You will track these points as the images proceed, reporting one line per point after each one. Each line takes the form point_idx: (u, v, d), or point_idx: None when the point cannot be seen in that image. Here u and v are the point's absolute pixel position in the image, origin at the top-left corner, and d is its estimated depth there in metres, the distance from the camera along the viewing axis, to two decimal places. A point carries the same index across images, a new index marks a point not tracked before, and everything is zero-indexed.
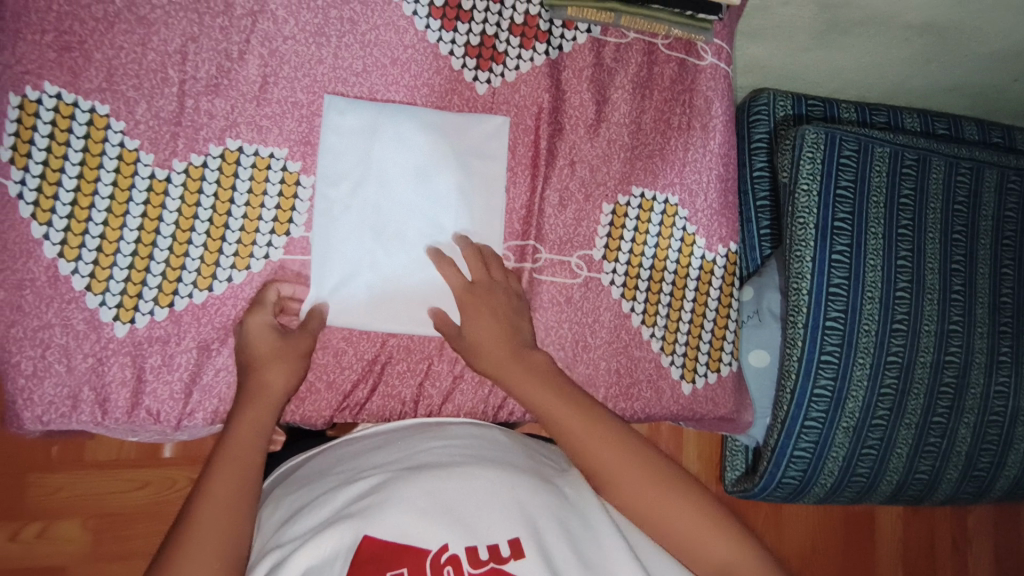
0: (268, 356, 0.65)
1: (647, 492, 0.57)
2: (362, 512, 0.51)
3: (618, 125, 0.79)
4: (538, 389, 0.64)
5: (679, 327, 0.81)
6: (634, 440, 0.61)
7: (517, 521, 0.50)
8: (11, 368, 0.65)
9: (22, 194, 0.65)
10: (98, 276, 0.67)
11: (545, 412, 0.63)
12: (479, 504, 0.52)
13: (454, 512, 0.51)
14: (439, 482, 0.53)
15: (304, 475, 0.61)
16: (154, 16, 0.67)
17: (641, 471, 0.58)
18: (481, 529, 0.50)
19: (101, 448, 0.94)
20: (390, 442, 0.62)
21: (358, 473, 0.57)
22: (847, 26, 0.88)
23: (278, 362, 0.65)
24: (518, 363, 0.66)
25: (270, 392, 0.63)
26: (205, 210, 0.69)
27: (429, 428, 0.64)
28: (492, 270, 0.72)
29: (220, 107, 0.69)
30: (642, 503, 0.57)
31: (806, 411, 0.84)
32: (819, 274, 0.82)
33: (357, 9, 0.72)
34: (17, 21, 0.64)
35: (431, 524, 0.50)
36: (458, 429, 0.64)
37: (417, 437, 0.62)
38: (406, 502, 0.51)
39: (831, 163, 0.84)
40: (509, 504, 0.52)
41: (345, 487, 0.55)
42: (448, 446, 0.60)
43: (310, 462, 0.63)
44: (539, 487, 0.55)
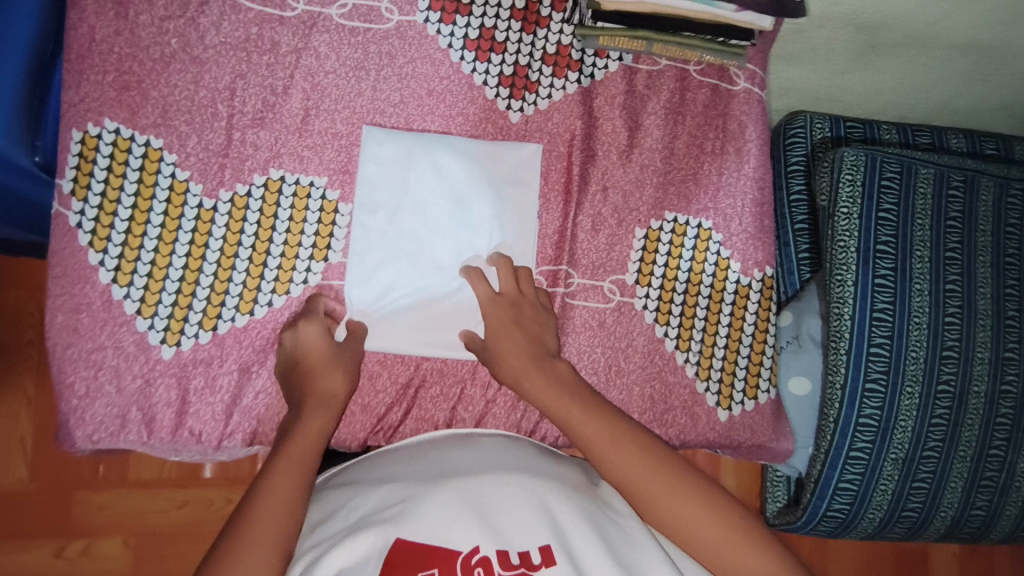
0: (324, 366, 0.67)
1: (676, 509, 0.57)
2: (394, 516, 0.51)
3: (651, 150, 0.79)
4: (559, 401, 0.64)
5: (714, 352, 0.80)
6: (661, 454, 0.60)
7: (548, 527, 0.51)
8: (66, 388, 0.68)
9: (81, 224, 0.69)
10: (148, 300, 0.70)
11: (564, 419, 0.63)
12: (511, 511, 0.52)
13: (487, 518, 0.51)
14: (471, 488, 0.54)
15: (338, 481, 0.62)
16: (206, 55, 0.71)
17: (669, 486, 0.58)
18: (512, 536, 0.50)
19: (144, 466, 0.97)
20: (421, 453, 0.63)
21: (389, 478, 0.58)
22: (886, 48, 0.87)
23: (332, 369, 0.67)
24: (539, 372, 0.66)
25: (334, 398, 0.65)
26: (248, 237, 0.72)
27: (461, 438, 0.65)
28: (525, 282, 0.73)
29: (265, 139, 0.72)
30: (672, 521, 0.57)
31: (851, 441, 0.81)
32: (862, 298, 0.80)
33: (395, 44, 0.75)
34: (81, 62, 0.68)
35: (463, 527, 0.50)
36: (488, 439, 0.64)
37: (448, 446, 0.63)
38: (439, 507, 0.52)
39: (872, 185, 0.83)
40: (540, 513, 0.52)
41: (377, 490, 0.56)
42: (480, 455, 0.60)
43: (343, 471, 0.64)
44: (572, 494, 0.55)
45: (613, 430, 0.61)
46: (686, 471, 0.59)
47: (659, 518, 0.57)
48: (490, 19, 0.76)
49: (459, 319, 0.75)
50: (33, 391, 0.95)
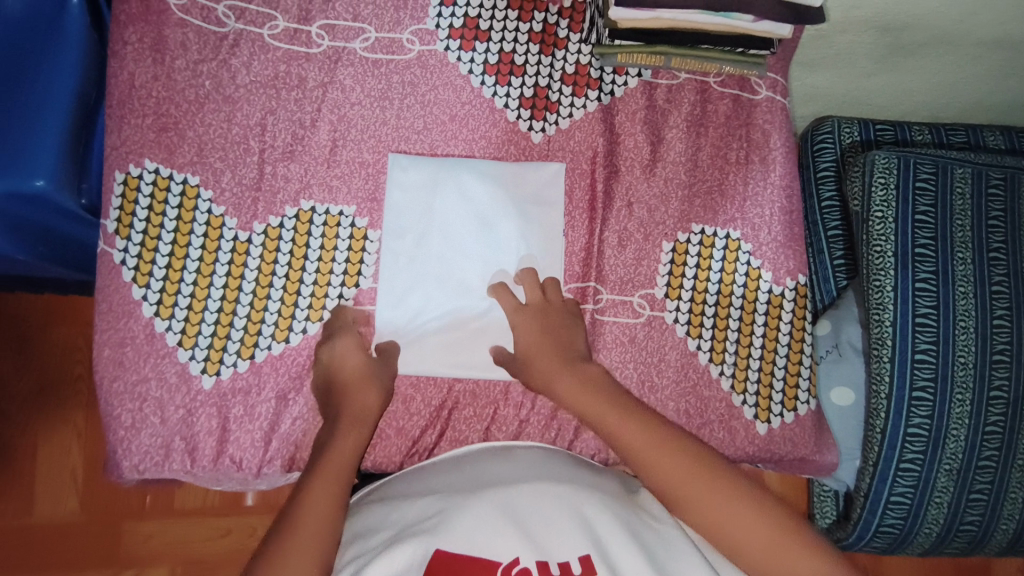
0: (359, 382, 0.68)
1: (725, 515, 0.55)
2: (432, 528, 0.51)
3: (674, 163, 0.79)
4: (597, 407, 0.63)
5: (750, 364, 0.79)
6: (705, 457, 0.59)
7: (586, 538, 0.50)
8: (113, 420, 0.70)
9: (124, 260, 0.71)
10: (189, 332, 0.72)
11: (599, 420, 0.63)
12: (549, 521, 0.51)
13: (525, 529, 0.51)
14: (508, 499, 0.53)
15: (376, 496, 0.62)
16: (238, 94, 0.74)
17: (715, 491, 0.56)
18: (551, 546, 0.50)
19: (188, 495, 0.99)
20: (457, 467, 0.63)
21: (426, 492, 0.58)
22: (912, 48, 0.86)
23: (367, 384, 0.68)
24: (575, 379, 0.66)
25: (369, 412, 0.66)
26: (282, 266, 0.74)
27: (495, 451, 0.65)
28: (549, 293, 0.75)
29: (295, 171, 0.75)
30: (721, 527, 0.55)
31: (901, 452, 0.78)
32: (903, 303, 0.78)
33: (417, 73, 0.77)
34: (122, 107, 0.72)
35: (502, 538, 0.50)
36: (524, 452, 0.64)
37: (484, 459, 0.63)
38: (476, 518, 0.51)
39: (907, 187, 0.81)
40: (578, 523, 0.51)
41: (414, 504, 0.56)
42: (514, 468, 0.60)
43: (380, 487, 0.64)
44: (609, 503, 0.55)
45: (648, 430, 0.60)
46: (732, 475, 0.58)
47: (708, 525, 0.55)
48: (509, 43, 0.78)
49: (490, 337, 0.75)
50: (83, 424, 0.98)
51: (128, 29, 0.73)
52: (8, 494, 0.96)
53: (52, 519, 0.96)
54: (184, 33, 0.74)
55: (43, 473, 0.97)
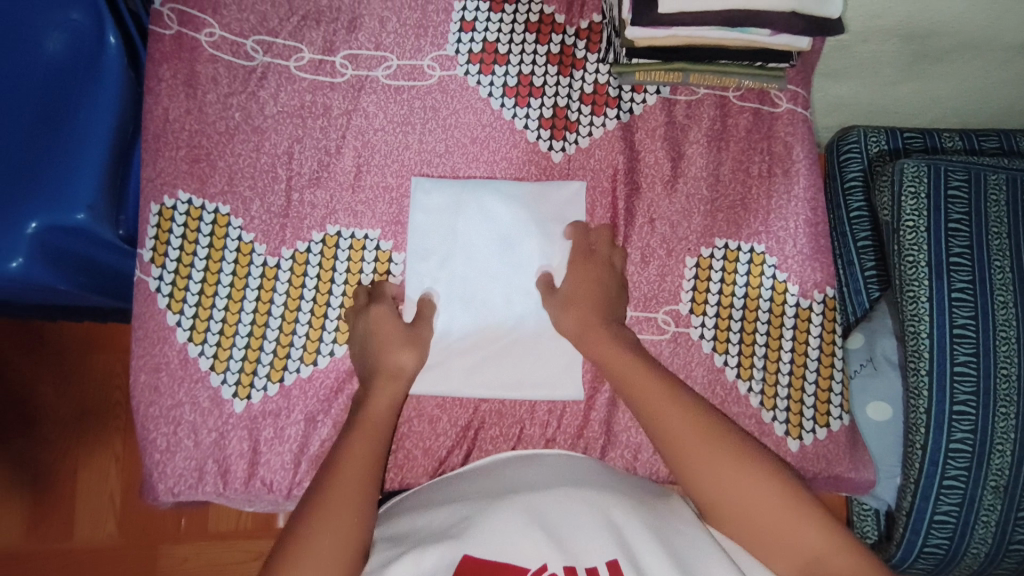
0: (396, 342, 0.70)
1: (725, 475, 0.58)
2: (459, 532, 0.52)
3: (696, 178, 0.79)
4: (626, 360, 0.67)
5: (779, 379, 0.78)
6: (715, 423, 0.62)
7: (614, 544, 0.50)
8: (149, 444, 0.72)
9: (159, 288, 0.74)
10: (220, 356, 0.74)
11: (624, 376, 0.66)
12: (575, 526, 0.52)
13: (552, 533, 0.51)
14: (535, 504, 0.53)
15: (403, 504, 0.62)
16: (266, 125, 0.77)
17: (722, 452, 0.60)
18: (579, 552, 0.49)
19: (222, 517, 1.00)
20: (483, 475, 0.63)
21: (454, 498, 0.59)
22: (937, 55, 0.85)
23: (406, 344, 0.70)
24: (607, 334, 0.69)
25: (404, 373, 0.68)
26: (309, 290, 0.75)
27: (522, 459, 0.64)
28: (599, 256, 0.75)
29: (321, 198, 0.76)
30: (719, 486, 0.58)
31: (943, 469, 0.75)
32: (940, 314, 0.76)
33: (438, 98, 0.79)
34: (157, 141, 0.75)
35: (529, 543, 0.50)
36: (548, 458, 0.64)
37: (508, 466, 0.63)
38: (502, 524, 0.51)
39: (938, 195, 0.79)
40: (604, 527, 0.51)
41: (441, 511, 0.56)
42: (541, 473, 0.60)
43: (406, 497, 0.64)
44: (636, 508, 0.54)
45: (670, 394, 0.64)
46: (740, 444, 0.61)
47: (709, 482, 0.58)
48: (527, 65, 0.79)
49: (515, 355, 0.75)
50: (121, 449, 1.01)
51: (162, 66, 0.76)
52: (51, 519, 0.99)
53: (92, 543, 0.99)
54: (215, 68, 0.77)
55: (84, 497, 0.99)
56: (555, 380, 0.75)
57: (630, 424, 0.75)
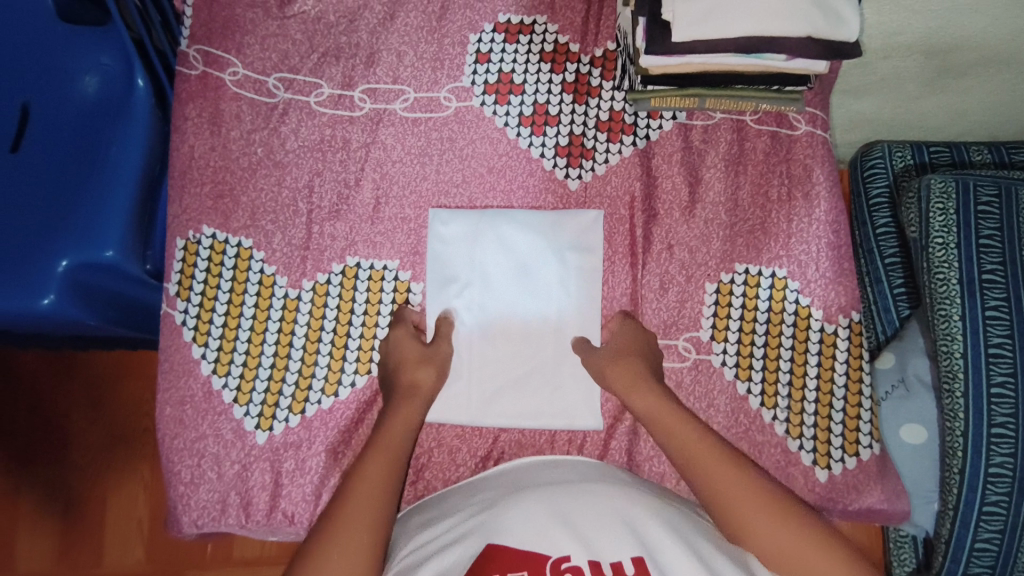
0: (414, 361, 0.71)
1: (768, 533, 0.55)
2: (486, 526, 0.53)
3: (714, 203, 0.78)
4: (669, 415, 0.65)
5: (805, 406, 0.76)
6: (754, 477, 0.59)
7: (634, 539, 0.50)
8: (174, 476, 0.73)
9: (185, 321, 0.76)
10: (243, 388, 0.75)
11: (666, 428, 0.64)
12: (599, 521, 0.52)
13: (576, 526, 0.51)
14: (561, 502, 0.54)
15: (431, 504, 0.64)
16: (287, 159, 0.78)
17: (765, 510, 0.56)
18: (601, 546, 0.49)
19: (247, 545, 1.01)
20: (506, 476, 0.65)
21: (478, 497, 0.61)
22: (961, 70, 0.83)
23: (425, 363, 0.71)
24: (651, 387, 0.68)
25: (421, 390, 0.69)
26: (330, 320, 0.76)
27: (546, 463, 0.66)
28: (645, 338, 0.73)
29: (341, 230, 0.78)
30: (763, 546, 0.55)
31: (983, 495, 0.73)
32: (974, 333, 0.74)
33: (455, 128, 0.79)
34: (183, 179, 0.78)
35: (554, 535, 0.50)
36: (574, 463, 0.65)
37: (538, 470, 0.64)
38: (524, 518, 0.53)
39: (968, 211, 0.77)
40: (627, 525, 0.51)
41: (470, 509, 0.58)
42: (567, 476, 0.61)
43: (434, 498, 0.66)
44: (659, 508, 0.54)
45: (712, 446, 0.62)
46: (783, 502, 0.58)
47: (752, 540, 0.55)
48: (543, 95, 0.80)
49: (533, 381, 0.75)
50: (149, 477, 1.02)
51: (188, 106, 0.79)
52: (81, 547, 1.01)
53: (121, 570, 1.00)
54: (238, 105, 0.79)
55: (113, 525, 1.01)
56: (573, 408, 0.75)
57: (653, 454, 0.74)
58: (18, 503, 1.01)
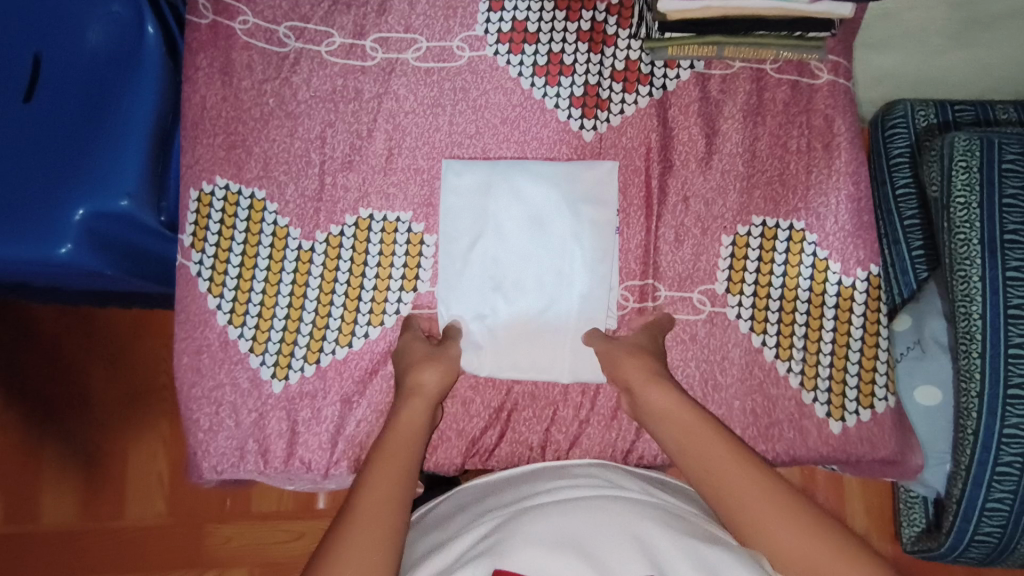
0: (421, 360, 0.69)
1: (799, 546, 0.51)
2: (491, 549, 0.50)
3: (731, 155, 0.77)
4: (678, 410, 0.62)
5: (820, 359, 0.75)
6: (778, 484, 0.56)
7: (645, 558, 0.47)
8: (193, 423, 0.75)
9: (200, 272, 0.76)
10: (259, 338, 0.76)
11: (675, 424, 0.61)
12: (606, 540, 0.49)
13: (584, 547, 0.49)
14: (565, 521, 0.51)
15: (435, 521, 0.61)
16: (299, 110, 0.78)
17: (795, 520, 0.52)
18: (612, 565, 0.47)
19: (265, 499, 1.04)
20: (511, 487, 0.62)
21: (483, 510, 0.58)
22: (989, 21, 0.81)
23: (438, 366, 0.68)
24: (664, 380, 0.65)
25: (425, 389, 0.66)
26: (343, 273, 0.76)
27: (552, 470, 0.64)
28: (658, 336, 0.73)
29: (354, 181, 0.77)
30: (798, 562, 0.50)
31: (997, 455, 0.72)
32: (994, 293, 0.72)
33: (468, 78, 0.78)
34: (196, 129, 0.77)
35: (562, 557, 0.47)
36: (580, 470, 0.63)
37: (542, 479, 0.62)
38: (531, 538, 0.49)
39: (992, 170, 0.75)
40: (635, 543, 0.49)
41: (472, 529, 0.54)
42: (571, 487, 0.58)
43: (438, 510, 0.63)
44: (668, 523, 0.52)
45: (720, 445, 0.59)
46: (817, 513, 0.53)
47: (785, 556, 0.51)
48: (557, 44, 0.78)
49: (545, 333, 0.75)
50: (169, 432, 1.05)
51: (199, 55, 0.78)
52: (104, 500, 1.03)
53: (143, 521, 1.03)
54: (249, 55, 0.78)
55: (135, 478, 1.04)
56: (583, 357, 0.74)
57: None
58: (42, 456, 1.04)
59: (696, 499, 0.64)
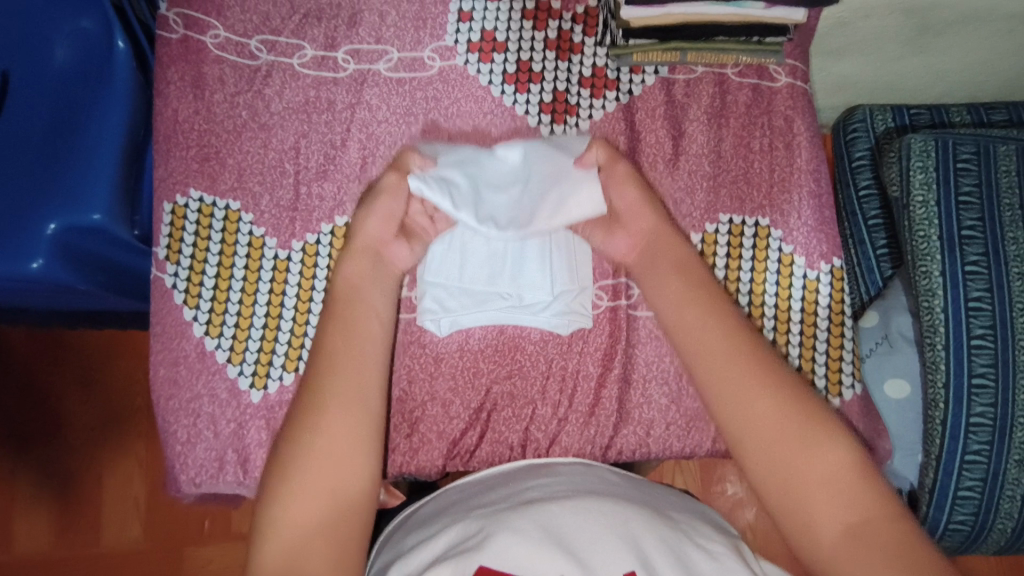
0: (365, 211, 0.69)
1: (746, 398, 0.59)
2: (475, 546, 0.50)
3: (697, 155, 0.80)
4: (688, 284, 0.67)
5: (789, 351, 0.77)
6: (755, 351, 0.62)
7: (630, 553, 0.49)
8: (170, 436, 0.74)
9: (175, 284, 0.76)
10: (237, 348, 0.76)
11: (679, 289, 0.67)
12: (592, 537, 0.50)
13: (568, 544, 0.50)
14: (549, 515, 0.52)
15: (420, 518, 0.61)
16: (272, 121, 0.78)
17: (782, 409, 0.58)
18: (595, 563, 0.48)
19: (247, 517, 1.02)
20: (497, 485, 0.62)
21: (468, 508, 0.58)
22: (940, 28, 0.85)
23: (369, 213, 0.69)
24: (672, 237, 0.70)
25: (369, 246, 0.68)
26: (320, 280, 0.77)
27: (536, 468, 0.65)
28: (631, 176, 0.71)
29: (329, 190, 0.78)
30: (739, 410, 0.59)
31: (965, 444, 0.75)
32: (954, 287, 0.75)
33: (440, 88, 0.80)
34: (168, 142, 0.78)
35: (546, 557, 0.49)
36: (564, 468, 0.64)
37: (525, 476, 0.63)
38: (515, 538, 0.50)
39: (947, 169, 0.79)
40: (619, 538, 0.50)
41: (456, 524, 0.55)
42: (555, 484, 0.59)
43: (426, 505, 0.63)
44: (650, 518, 0.53)
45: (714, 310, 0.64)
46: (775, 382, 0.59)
47: (729, 402, 0.59)
48: (526, 52, 0.80)
49: (524, 180, 0.71)
50: (147, 453, 1.03)
51: (170, 69, 0.78)
52: (80, 525, 1.01)
53: (120, 546, 1.01)
54: (221, 68, 0.79)
55: (111, 501, 1.02)
56: (570, 199, 0.70)
57: (642, 401, 0.77)
58: (15, 481, 1.02)
59: (680, 497, 0.65)
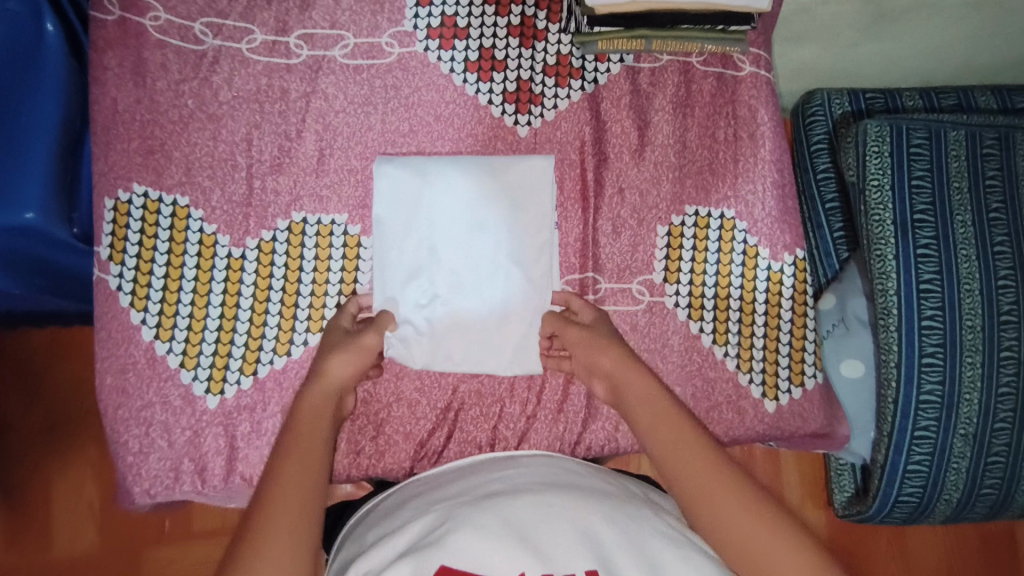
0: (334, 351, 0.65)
1: (673, 456, 0.58)
2: (436, 541, 0.50)
3: (663, 146, 0.79)
4: (643, 375, 0.63)
5: (754, 341, 0.78)
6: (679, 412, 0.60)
7: (590, 547, 0.49)
8: (121, 446, 0.71)
9: (120, 285, 0.71)
10: (190, 352, 0.72)
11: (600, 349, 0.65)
12: (553, 531, 0.50)
13: (530, 539, 0.49)
14: (511, 510, 0.51)
15: (381, 512, 0.60)
16: (221, 111, 0.74)
17: (775, 544, 0.52)
18: (555, 557, 0.48)
19: (207, 517, 0.98)
20: (462, 477, 0.61)
21: (432, 502, 0.57)
22: (896, 15, 0.85)
23: (343, 357, 0.64)
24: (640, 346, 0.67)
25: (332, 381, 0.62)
26: (278, 279, 0.74)
27: (503, 460, 0.64)
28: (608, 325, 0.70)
29: (285, 184, 0.75)
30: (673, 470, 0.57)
31: (915, 421, 0.77)
32: (907, 271, 0.77)
33: (399, 75, 0.77)
34: (107, 134, 0.73)
35: (506, 553, 0.48)
36: (530, 460, 0.63)
37: (491, 468, 0.62)
38: (478, 533, 0.49)
39: (900, 154, 0.79)
40: (580, 532, 0.50)
41: (418, 519, 0.54)
42: (519, 477, 0.58)
43: (388, 500, 0.62)
44: (613, 510, 0.53)
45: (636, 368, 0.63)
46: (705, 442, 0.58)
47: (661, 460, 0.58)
48: (488, 39, 0.77)
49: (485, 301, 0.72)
50: (96, 456, 0.98)
51: (107, 54, 0.73)
52: (27, 533, 0.97)
53: (72, 552, 0.97)
54: (164, 53, 0.74)
55: (61, 508, 0.97)
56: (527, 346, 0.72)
57: None
58: None
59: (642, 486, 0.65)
